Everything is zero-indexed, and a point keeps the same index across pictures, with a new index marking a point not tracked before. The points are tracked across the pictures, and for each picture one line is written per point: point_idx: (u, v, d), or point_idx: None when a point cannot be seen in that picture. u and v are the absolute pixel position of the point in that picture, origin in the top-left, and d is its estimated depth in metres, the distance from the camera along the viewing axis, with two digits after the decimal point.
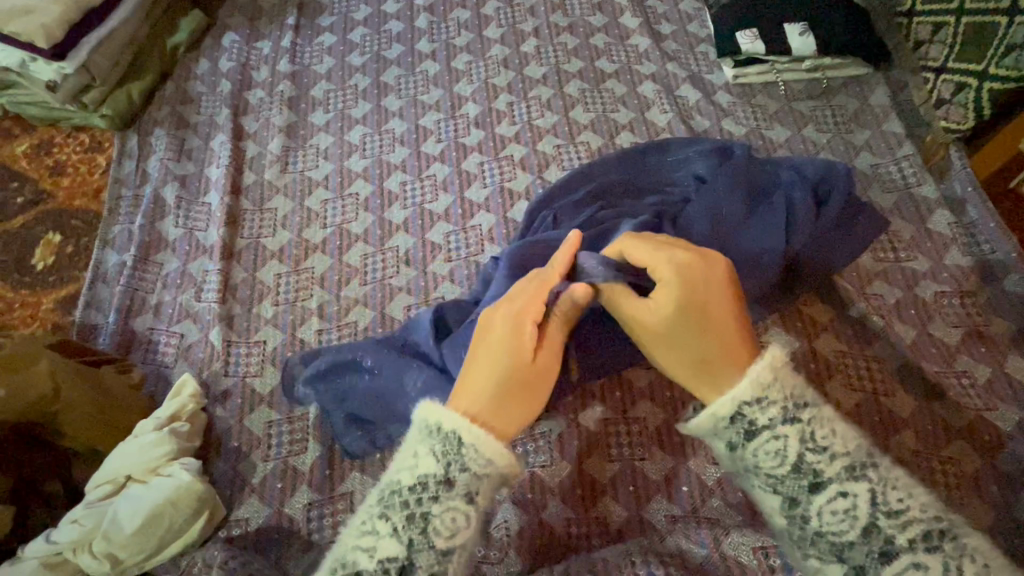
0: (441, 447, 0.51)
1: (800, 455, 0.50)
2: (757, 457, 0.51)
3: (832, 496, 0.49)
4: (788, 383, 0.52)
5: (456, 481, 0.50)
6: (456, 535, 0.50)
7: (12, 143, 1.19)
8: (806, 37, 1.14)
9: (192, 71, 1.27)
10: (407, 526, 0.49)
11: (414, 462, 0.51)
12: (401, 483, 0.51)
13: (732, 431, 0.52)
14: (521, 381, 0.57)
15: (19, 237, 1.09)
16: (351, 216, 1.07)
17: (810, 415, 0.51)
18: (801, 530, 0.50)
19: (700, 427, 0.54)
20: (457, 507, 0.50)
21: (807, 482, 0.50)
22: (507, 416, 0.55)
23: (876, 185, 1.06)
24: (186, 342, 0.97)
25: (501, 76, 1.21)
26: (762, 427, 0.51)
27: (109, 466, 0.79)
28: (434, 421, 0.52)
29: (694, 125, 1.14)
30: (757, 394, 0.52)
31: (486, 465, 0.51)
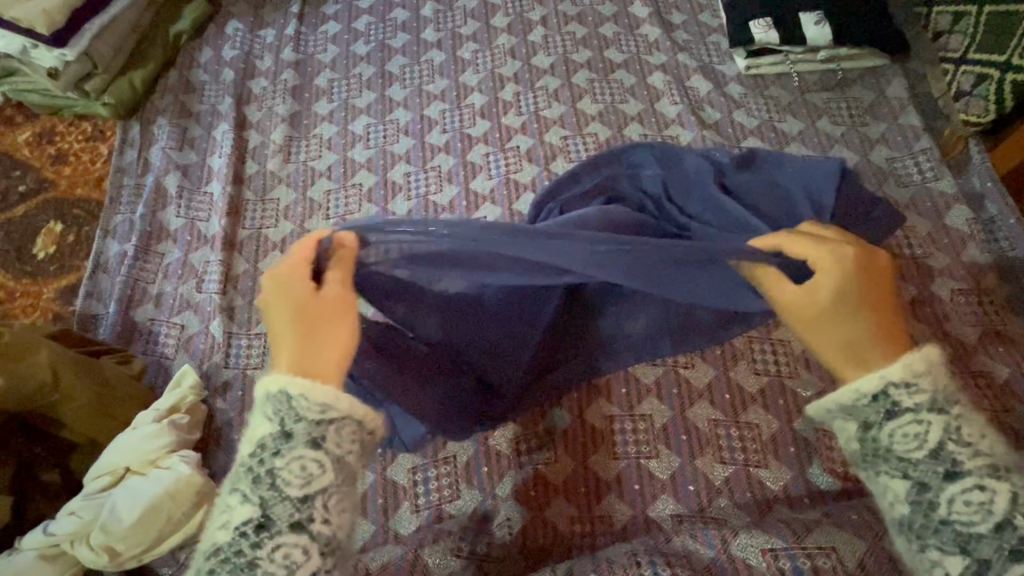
0: (273, 407, 0.48)
1: (941, 441, 0.46)
2: (893, 438, 0.47)
3: (967, 488, 0.44)
4: (942, 377, 0.48)
5: (292, 432, 0.47)
6: (311, 482, 0.46)
7: (15, 131, 1.18)
8: (823, 26, 1.09)
9: (195, 60, 1.26)
10: (255, 487, 0.46)
11: (250, 435, 0.49)
12: (245, 454, 0.48)
13: (872, 409, 0.48)
14: (314, 319, 0.52)
15: (21, 226, 1.08)
16: (354, 207, 1.06)
17: (959, 411, 0.47)
18: (923, 517, 0.45)
19: (837, 403, 0.49)
20: (306, 455, 0.47)
21: (944, 470, 0.45)
22: (323, 359, 0.51)
23: (891, 180, 1.03)
24: (187, 333, 0.96)
25: (508, 66, 1.19)
26: (905, 409, 0.47)
27: (109, 457, 0.77)
28: (263, 390, 0.49)
29: (705, 117, 1.11)
30: (907, 377, 0.47)
31: (324, 412, 0.48)
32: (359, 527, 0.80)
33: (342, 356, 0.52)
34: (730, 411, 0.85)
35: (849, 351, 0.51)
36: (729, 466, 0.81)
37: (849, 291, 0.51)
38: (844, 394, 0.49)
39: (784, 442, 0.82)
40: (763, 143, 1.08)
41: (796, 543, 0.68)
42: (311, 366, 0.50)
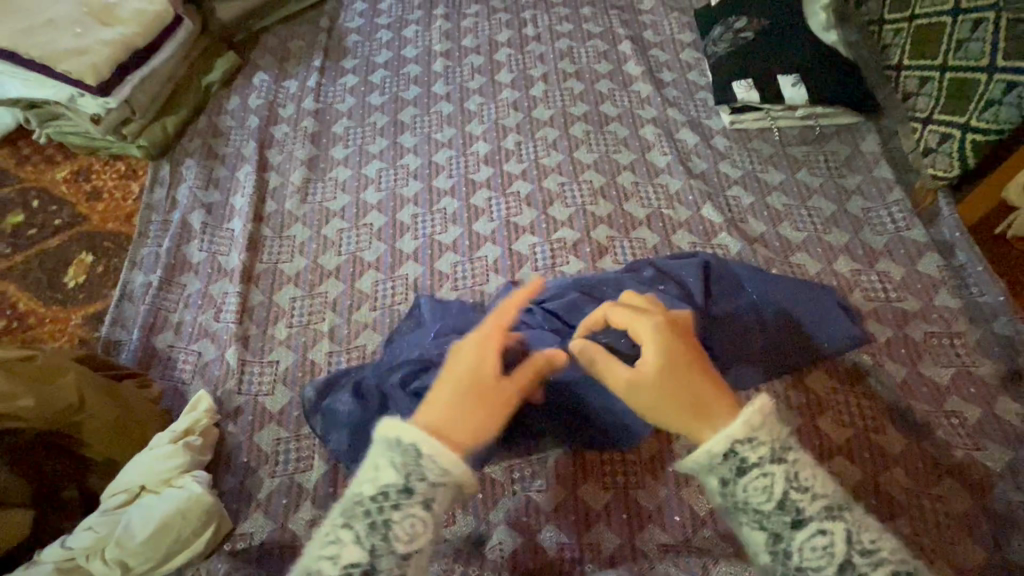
0: (401, 458, 0.52)
1: (785, 491, 0.50)
2: (746, 492, 0.51)
3: (812, 534, 0.49)
4: (775, 427, 0.52)
5: (415, 489, 0.51)
6: (415, 540, 0.51)
7: (53, 169, 1.28)
8: (799, 87, 1.19)
9: (224, 107, 1.37)
10: (369, 534, 0.50)
11: (376, 474, 0.52)
12: (363, 493, 0.52)
13: (725, 467, 0.52)
14: (474, 386, 0.58)
15: (54, 256, 1.16)
16: (364, 245, 1.13)
17: (794, 456, 0.52)
18: (782, 567, 0.50)
19: (696, 464, 0.53)
20: (416, 514, 0.51)
21: (791, 519, 0.50)
22: (459, 423, 0.55)
23: (866, 228, 1.10)
24: (203, 360, 1.02)
25: (511, 117, 1.29)
26: (752, 464, 0.51)
27: (126, 476, 0.82)
28: (391, 431, 0.53)
29: (692, 167, 1.20)
30: (747, 432, 0.52)
31: (443, 475, 0.52)
32: None
33: (483, 428, 0.56)
34: None
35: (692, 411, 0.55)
36: (713, 497, 0.85)
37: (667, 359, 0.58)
38: (698, 455, 0.52)
39: None
40: (746, 191, 1.16)
41: None
42: (456, 429, 0.55)
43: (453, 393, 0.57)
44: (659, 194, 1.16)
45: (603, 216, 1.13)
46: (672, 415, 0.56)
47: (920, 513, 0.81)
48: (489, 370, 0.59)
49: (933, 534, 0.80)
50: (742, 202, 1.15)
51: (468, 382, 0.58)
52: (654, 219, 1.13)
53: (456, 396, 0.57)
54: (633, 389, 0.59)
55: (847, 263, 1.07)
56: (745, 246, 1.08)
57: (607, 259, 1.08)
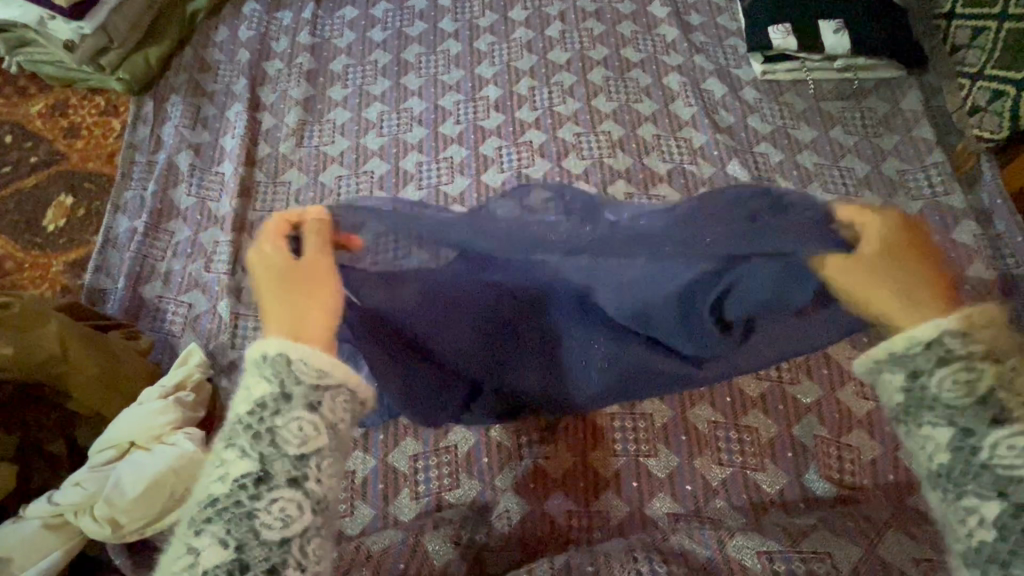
0: (271, 368, 0.45)
1: (991, 389, 0.45)
2: (936, 383, 0.45)
3: (1013, 434, 0.43)
4: (1002, 330, 0.47)
5: (294, 393, 0.45)
6: (309, 441, 0.44)
7: (27, 102, 1.18)
8: (841, 35, 1.09)
9: (211, 39, 1.25)
10: (254, 443, 0.44)
11: (247, 392, 0.46)
12: (238, 412, 0.46)
13: (923, 356, 0.46)
14: (289, 276, 0.50)
15: (31, 197, 1.08)
16: (365, 194, 1.06)
17: (1013, 362, 0.46)
18: (963, 465, 0.44)
19: (888, 350, 0.48)
20: (303, 415, 0.45)
21: (991, 417, 0.44)
22: (304, 320, 0.49)
23: (901, 192, 1.04)
24: (194, 312, 0.96)
25: (525, 60, 1.19)
26: (959, 356, 0.45)
27: (114, 431, 0.78)
28: (255, 351, 0.47)
29: (719, 120, 1.11)
30: (965, 326, 0.46)
31: (322, 379, 0.46)
32: (357, 511, 0.81)
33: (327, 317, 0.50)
34: (730, 414, 0.86)
35: (901, 294, 0.49)
36: (726, 468, 0.83)
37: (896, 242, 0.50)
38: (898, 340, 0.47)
39: (781, 446, 0.84)
40: (775, 149, 1.08)
41: (792, 545, 0.68)
42: (300, 324, 0.48)
43: (273, 296, 0.49)
44: (682, 148, 1.08)
45: (622, 170, 1.06)
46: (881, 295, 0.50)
47: None
48: (283, 259, 0.51)
49: None
50: (771, 160, 1.07)
51: (273, 282, 0.50)
52: (676, 176, 1.06)
53: (276, 298, 0.49)
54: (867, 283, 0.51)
55: None
56: None
57: None
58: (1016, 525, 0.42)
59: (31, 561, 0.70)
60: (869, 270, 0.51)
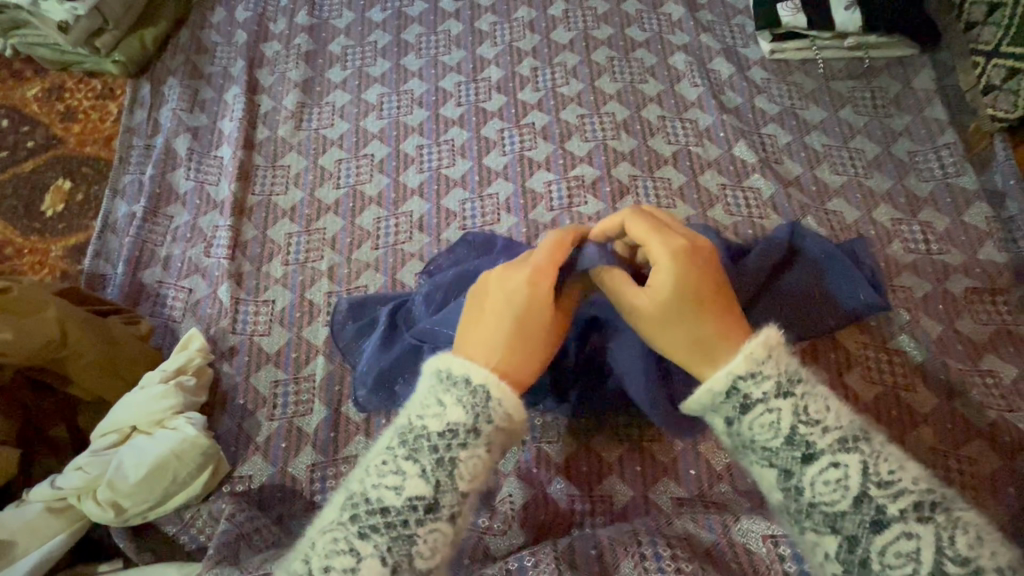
0: (469, 398, 0.48)
1: (793, 426, 0.46)
2: (753, 431, 0.47)
3: (824, 467, 0.45)
4: (785, 360, 0.48)
5: (483, 431, 0.47)
6: (474, 482, 0.47)
7: (23, 86, 1.16)
8: (853, 11, 1.06)
9: (207, 20, 1.23)
10: (435, 468, 0.46)
11: (441, 409, 0.48)
12: (428, 429, 0.47)
13: (729, 406, 0.48)
14: (527, 321, 0.53)
15: (29, 182, 1.07)
16: (365, 177, 1.04)
17: (805, 389, 0.47)
18: (795, 503, 0.45)
19: (698, 405, 0.49)
20: (480, 455, 0.47)
21: (801, 454, 0.45)
22: (515, 363, 0.52)
23: (911, 174, 1.01)
24: (194, 297, 0.96)
25: (527, 40, 1.16)
26: (756, 400, 0.47)
27: (116, 415, 0.78)
28: (455, 366, 0.49)
29: (726, 101, 1.09)
30: (750, 367, 0.47)
31: (506, 421, 0.49)
32: None
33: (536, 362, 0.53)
34: None
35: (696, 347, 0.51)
36: (730, 453, 0.82)
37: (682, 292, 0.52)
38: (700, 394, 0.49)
39: None
40: (783, 130, 1.06)
41: (799, 532, 0.67)
42: (509, 358, 0.51)
43: (505, 326, 0.52)
44: (688, 130, 1.06)
45: (626, 152, 1.04)
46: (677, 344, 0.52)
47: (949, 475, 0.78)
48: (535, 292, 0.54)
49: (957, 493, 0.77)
50: (779, 141, 1.05)
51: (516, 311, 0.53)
52: (681, 158, 1.04)
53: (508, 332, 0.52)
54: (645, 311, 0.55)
55: (888, 212, 0.98)
56: (779, 190, 0.99)
57: (628, 199, 1.00)
58: (853, 558, 0.42)
59: (34, 544, 0.70)
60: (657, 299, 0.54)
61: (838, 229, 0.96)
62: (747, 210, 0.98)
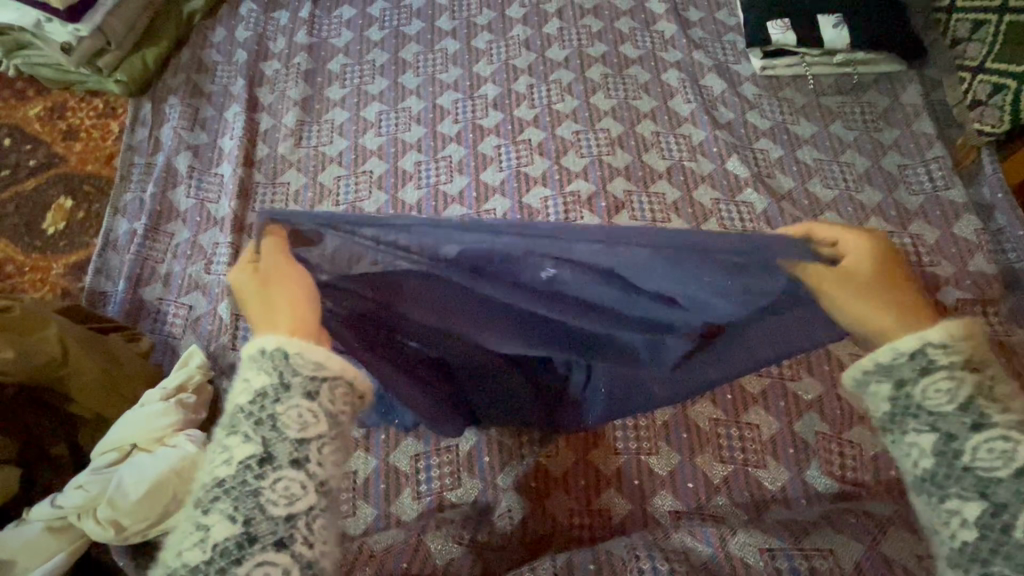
0: (269, 359, 0.45)
1: (972, 396, 0.43)
2: (925, 392, 0.44)
3: (990, 438, 0.42)
4: (980, 345, 0.45)
5: (292, 382, 0.44)
6: (308, 429, 0.44)
7: (25, 105, 1.18)
8: (840, 29, 1.09)
9: (208, 40, 1.25)
10: (257, 428, 0.43)
11: (246, 384, 0.45)
12: (239, 401, 0.45)
13: (906, 367, 0.45)
14: (263, 275, 0.50)
15: (31, 200, 1.08)
16: (364, 194, 1.06)
17: (992, 371, 0.44)
18: (946, 468, 0.42)
19: (871, 363, 0.46)
20: (301, 405, 0.44)
21: (971, 421, 0.42)
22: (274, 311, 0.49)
23: (901, 187, 1.03)
24: (194, 314, 0.96)
25: (522, 58, 1.19)
26: (941, 366, 0.44)
27: (117, 434, 0.78)
28: (252, 349, 0.46)
29: (718, 116, 1.11)
30: (948, 339, 0.44)
31: (318, 369, 0.45)
32: (360, 511, 0.81)
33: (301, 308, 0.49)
34: (731, 412, 0.86)
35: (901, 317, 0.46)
36: (727, 465, 0.83)
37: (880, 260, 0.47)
38: (884, 352, 0.45)
39: (783, 443, 0.84)
40: (775, 144, 1.08)
41: (795, 544, 0.68)
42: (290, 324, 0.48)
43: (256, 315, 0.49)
44: (681, 145, 1.08)
45: (621, 168, 1.06)
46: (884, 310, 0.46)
47: None
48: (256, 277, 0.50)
49: None
50: (771, 156, 1.07)
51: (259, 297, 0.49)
52: (675, 173, 1.06)
53: (253, 296, 0.49)
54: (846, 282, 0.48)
55: (879, 224, 1.00)
56: (772, 204, 1.01)
57: (623, 214, 1.01)
58: (995, 524, 0.40)
59: (36, 563, 0.70)
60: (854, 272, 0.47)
61: None
62: (741, 224, 1.00)
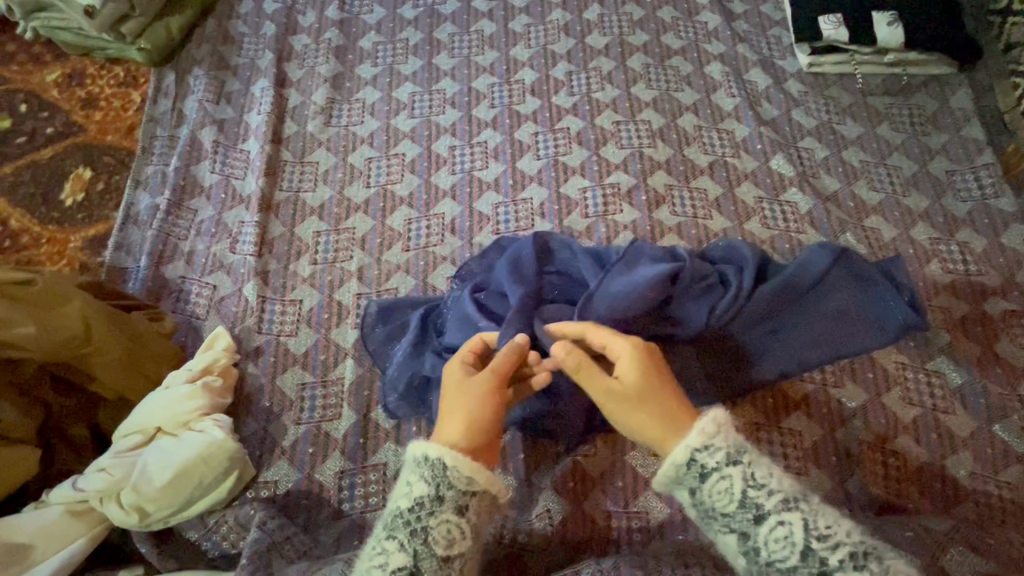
0: (428, 473, 0.57)
1: (743, 489, 0.54)
2: (712, 498, 0.55)
3: (773, 526, 0.53)
4: (729, 430, 0.56)
5: (445, 496, 0.56)
6: (453, 544, 0.56)
7: (43, 70, 1.13)
8: (894, 27, 1.06)
9: (235, 10, 1.20)
10: (410, 539, 0.55)
11: (408, 489, 0.58)
12: (400, 508, 0.57)
13: (690, 477, 0.56)
14: (462, 385, 0.64)
15: (48, 169, 1.04)
16: (396, 177, 1.02)
17: (749, 456, 0.55)
18: (756, 564, 0.53)
19: (664, 478, 0.57)
20: (452, 520, 0.56)
21: (753, 514, 0.53)
22: (448, 420, 0.62)
23: (949, 193, 1.01)
24: (218, 294, 0.93)
25: (562, 43, 1.15)
26: (710, 468, 0.55)
27: (140, 416, 0.75)
28: (417, 449, 0.58)
29: (762, 113, 1.08)
30: (704, 441, 0.55)
31: (470, 484, 0.57)
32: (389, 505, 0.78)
33: (469, 422, 0.61)
34: (773, 416, 0.84)
35: (666, 422, 0.58)
36: None
37: (648, 366, 0.62)
38: (669, 468, 0.56)
39: (826, 450, 0.81)
40: (820, 144, 1.05)
41: None
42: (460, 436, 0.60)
43: (446, 410, 0.63)
44: (724, 140, 1.05)
45: (662, 161, 1.03)
46: (654, 417, 0.59)
47: (986, 501, 0.78)
48: (459, 376, 0.65)
49: (997, 522, 0.77)
50: (816, 156, 1.04)
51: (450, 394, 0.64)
52: (717, 169, 1.02)
53: (448, 396, 0.64)
54: (617, 396, 0.61)
55: (926, 230, 0.97)
56: (817, 205, 0.98)
57: (664, 209, 0.98)
58: None
59: (53, 549, 0.67)
60: (623, 384, 0.61)
61: (876, 247, 0.95)
62: (784, 223, 0.97)
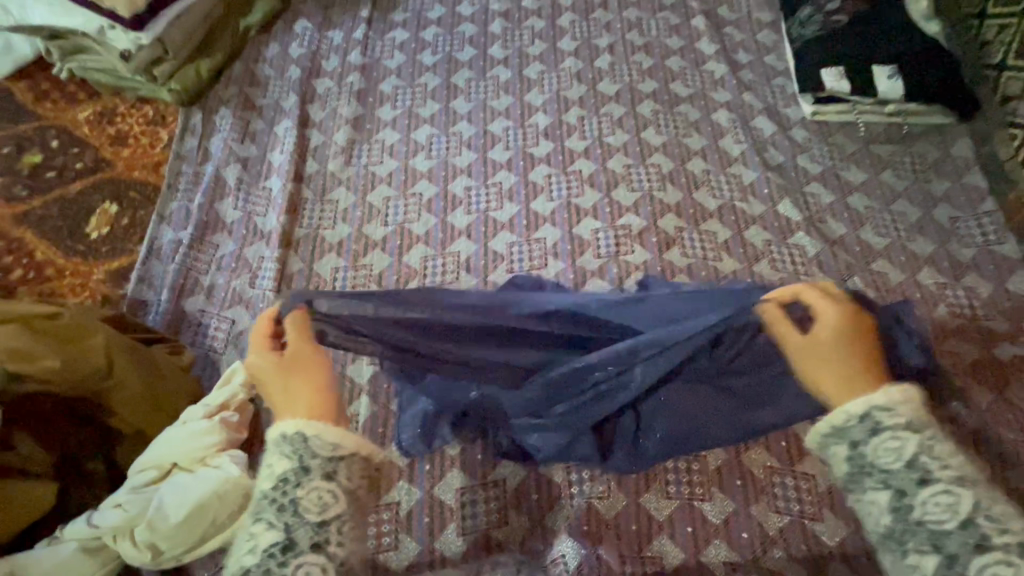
0: (288, 446, 0.54)
1: (915, 454, 0.51)
2: (880, 454, 0.52)
3: (936, 492, 0.49)
4: (918, 406, 0.53)
5: (311, 465, 0.53)
6: (327, 510, 0.52)
7: (76, 107, 1.18)
8: (894, 80, 1.10)
9: (262, 54, 1.26)
10: (280, 515, 0.51)
11: (269, 469, 0.54)
12: (264, 490, 0.53)
13: (857, 430, 0.53)
14: (286, 365, 0.60)
15: (75, 203, 1.07)
16: (413, 216, 1.05)
17: (931, 432, 0.52)
18: (903, 526, 0.50)
19: (828, 426, 0.55)
20: (320, 486, 0.52)
21: (917, 477, 0.50)
22: (294, 398, 0.57)
23: (953, 239, 1.03)
24: (237, 328, 0.94)
25: (575, 90, 1.20)
26: (887, 427, 0.52)
27: (155, 450, 0.75)
28: (275, 432, 0.55)
29: (768, 158, 1.11)
30: (887, 402, 0.53)
31: (336, 449, 0.54)
32: (403, 544, 0.78)
33: (315, 389, 0.58)
34: (786, 461, 0.84)
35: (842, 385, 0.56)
36: (784, 516, 0.80)
37: (843, 332, 0.58)
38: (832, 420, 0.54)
39: (841, 496, 0.81)
40: (826, 190, 1.08)
41: None
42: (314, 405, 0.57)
43: (281, 395, 0.58)
44: (732, 185, 1.08)
45: (671, 204, 1.06)
46: (840, 377, 0.56)
47: None
48: (272, 361, 0.60)
49: None
50: (822, 201, 1.07)
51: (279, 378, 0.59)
52: (726, 212, 1.05)
53: (275, 384, 0.59)
54: (810, 349, 0.59)
55: (932, 275, 0.99)
56: (824, 249, 1.01)
57: (675, 251, 1.00)
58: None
59: None
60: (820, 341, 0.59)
61: (883, 290, 0.97)
62: (792, 266, 0.99)
